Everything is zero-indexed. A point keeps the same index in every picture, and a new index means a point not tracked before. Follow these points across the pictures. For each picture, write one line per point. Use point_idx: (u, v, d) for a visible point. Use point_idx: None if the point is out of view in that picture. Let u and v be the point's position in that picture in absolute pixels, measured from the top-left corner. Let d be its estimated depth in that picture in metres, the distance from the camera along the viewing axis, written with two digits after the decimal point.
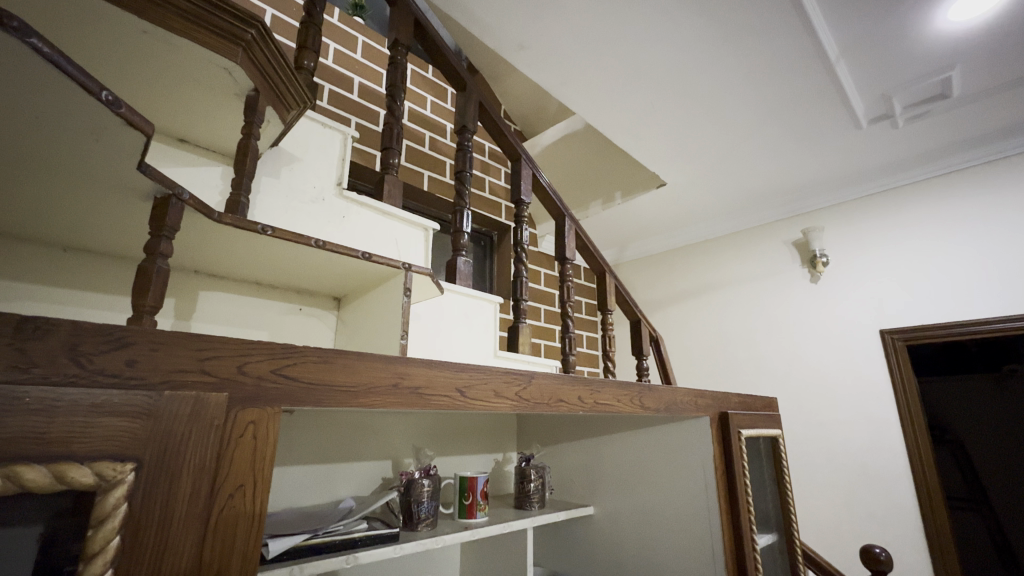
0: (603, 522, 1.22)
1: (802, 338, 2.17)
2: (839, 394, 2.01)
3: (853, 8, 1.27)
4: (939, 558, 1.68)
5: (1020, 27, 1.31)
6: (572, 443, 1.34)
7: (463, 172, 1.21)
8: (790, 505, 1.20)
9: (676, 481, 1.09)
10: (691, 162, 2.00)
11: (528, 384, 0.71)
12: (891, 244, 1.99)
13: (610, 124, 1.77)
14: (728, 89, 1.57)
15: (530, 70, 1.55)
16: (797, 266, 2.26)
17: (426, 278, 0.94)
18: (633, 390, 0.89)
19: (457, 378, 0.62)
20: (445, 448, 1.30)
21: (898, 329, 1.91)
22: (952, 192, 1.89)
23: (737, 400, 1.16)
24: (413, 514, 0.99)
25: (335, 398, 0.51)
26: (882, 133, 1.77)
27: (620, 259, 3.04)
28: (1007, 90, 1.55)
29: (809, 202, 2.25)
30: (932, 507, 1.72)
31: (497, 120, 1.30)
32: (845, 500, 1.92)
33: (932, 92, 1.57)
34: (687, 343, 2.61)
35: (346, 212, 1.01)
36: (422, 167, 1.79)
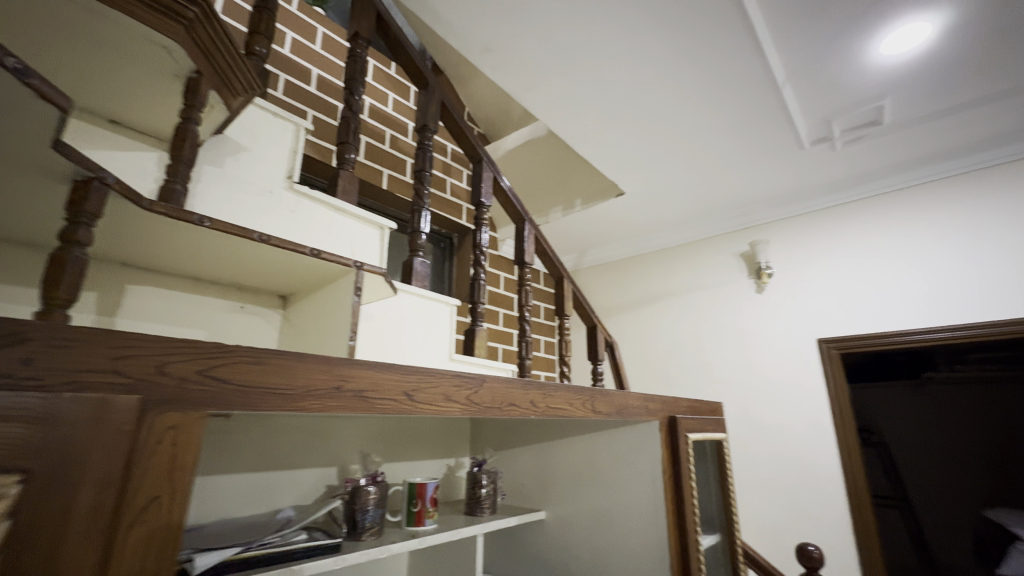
0: (554, 527, 1.22)
1: (748, 345, 2.27)
2: (781, 399, 2.12)
3: (798, 36, 1.35)
4: (866, 554, 1.79)
5: (945, 63, 1.43)
6: (526, 448, 1.34)
7: (423, 172, 1.19)
8: (733, 506, 1.25)
9: (626, 485, 1.10)
10: (649, 173, 2.06)
11: (479, 388, 0.70)
12: (830, 259, 2.13)
13: (571, 131, 1.79)
14: (684, 104, 1.62)
15: (493, 74, 1.55)
16: (744, 276, 2.36)
17: (379, 278, 0.91)
18: (586, 394, 0.89)
19: (404, 380, 0.60)
20: (395, 453, 1.27)
21: (833, 338, 2.03)
22: (882, 211, 2.04)
23: (686, 404, 1.19)
24: (357, 523, 0.95)
25: (270, 402, 0.48)
26: (822, 153, 1.89)
27: (579, 266, 3.09)
28: (931, 120, 1.69)
29: (756, 217, 2.36)
30: (861, 505, 1.84)
31: (459, 122, 1.28)
32: (783, 500, 2.02)
33: (866, 118, 1.69)
34: (641, 349, 2.68)
35: (296, 206, 0.96)
36: (382, 165, 1.74)
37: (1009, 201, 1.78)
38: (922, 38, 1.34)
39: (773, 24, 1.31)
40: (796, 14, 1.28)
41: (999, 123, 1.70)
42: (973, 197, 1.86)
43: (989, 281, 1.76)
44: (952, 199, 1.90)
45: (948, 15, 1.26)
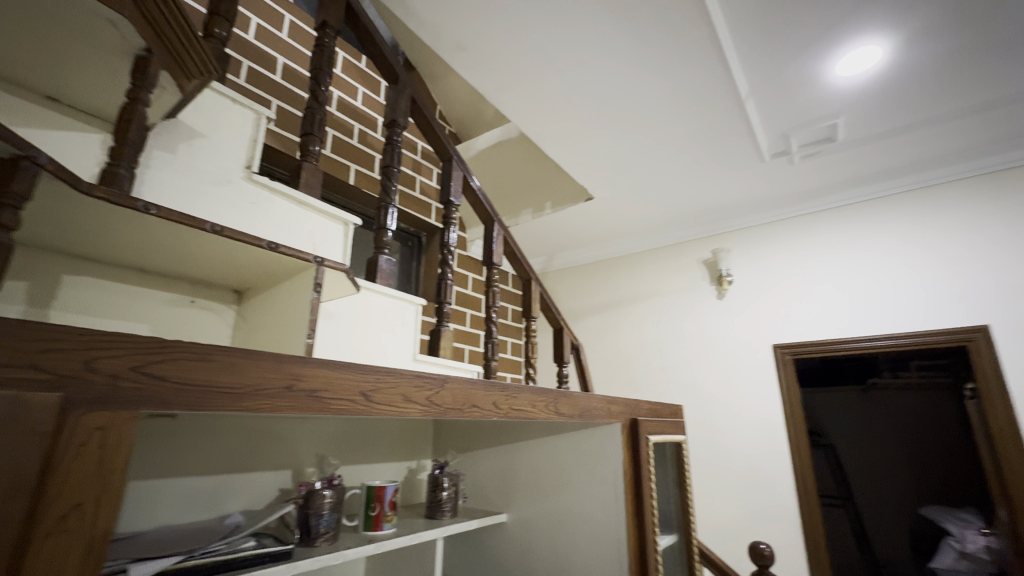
0: (515, 529, 1.22)
1: (709, 350, 2.34)
2: (738, 402, 2.19)
3: (760, 52, 1.40)
4: (813, 550, 1.87)
5: (895, 85, 1.51)
6: (488, 450, 1.33)
7: (390, 168, 1.16)
8: (690, 507, 1.27)
9: (587, 487, 1.10)
10: (617, 179, 2.09)
11: (440, 388, 0.68)
12: (786, 267, 2.22)
13: (542, 133, 1.80)
14: (652, 112, 1.66)
15: (466, 73, 1.54)
16: (706, 283, 2.44)
17: (340, 274, 0.88)
18: (549, 396, 0.89)
19: (362, 380, 0.58)
20: (354, 456, 1.23)
21: (788, 344, 2.12)
22: (835, 224, 2.14)
23: (647, 407, 1.21)
24: (310, 529, 0.91)
25: (213, 402, 0.45)
26: (781, 166, 1.97)
27: (547, 269, 3.10)
28: (881, 138, 1.78)
29: (719, 225, 2.44)
30: (809, 504, 1.92)
31: (430, 120, 1.26)
32: (737, 500, 2.09)
33: (822, 135, 1.77)
34: (606, 352, 2.71)
35: (255, 198, 0.92)
36: (349, 160, 1.70)
37: (949, 217, 1.90)
38: (873, 61, 1.41)
39: (738, 40, 1.35)
40: (759, 32, 1.33)
41: (940, 144, 1.82)
42: (917, 213, 1.97)
43: (930, 293, 1.87)
44: (899, 214, 2.01)
45: (897, 40, 1.34)
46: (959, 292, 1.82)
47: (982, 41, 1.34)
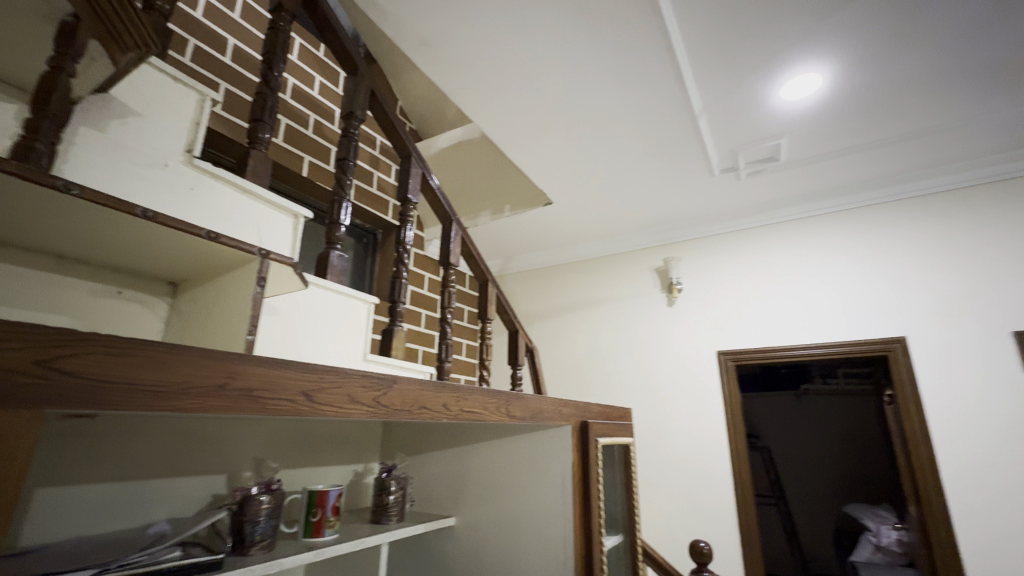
0: (462, 533, 1.20)
1: (658, 355, 2.42)
2: (683, 406, 2.28)
3: (711, 72, 1.46)
4: (748, 547, 1.97)
5: (831, 112, 1.63)
6: (438, 453, 1.31)
7: (346, 161, 1.12)
8: (635, 508, 1.31)
9: (536, 490, 1.10)
10: (576, 185, 2.13)
11: (388, 389, 0.66)
12: (732, 277, 2.33)
13: (503, 135, 1.80)
14: (610, 121, 1.70)
15: (428, 70, 1.52)
16: (657, 290, 2.52)
17: (287, 268, 0.84)
18: (501, 399, 0.89)
19: (304, 379, 0.55)
20: (296, 459, 1.18)
21: (731, 350, 2.22)
22: (776, 238, 2.28)
23: (598, 410, 1.23)
24: (244, 536, 0.86)
25: (132, 401, 0.42)
26: (729, 181, 2.07)
27: (505, 271, 3.11)
28: (818, 160, 1.91)
29: (670, 235, 2.54)
30: (746, 503, 2.02)
31: (390, 115, 1.23)
32: (680, 500, 2.17)
33: (766, 154, 1.88)
34: (560, 355, 2.75)
35: (196, 183, 0.85)
36: (303, 151, 1.64)
37: (874, 236, 2.06)
38: (813, 88, 1.52)
39: (693, 58, 1.41)
40: (712, 53, 1.39)
41: (868, 168, 1.97)
42: (847, 230, 2.12)
43: (857, 306, 2.02)
44: (832, 231, 2.16)
45: (834, 69, 1.44)
46: (881, 306, 1.97)
47: (907, 78, 1.46)
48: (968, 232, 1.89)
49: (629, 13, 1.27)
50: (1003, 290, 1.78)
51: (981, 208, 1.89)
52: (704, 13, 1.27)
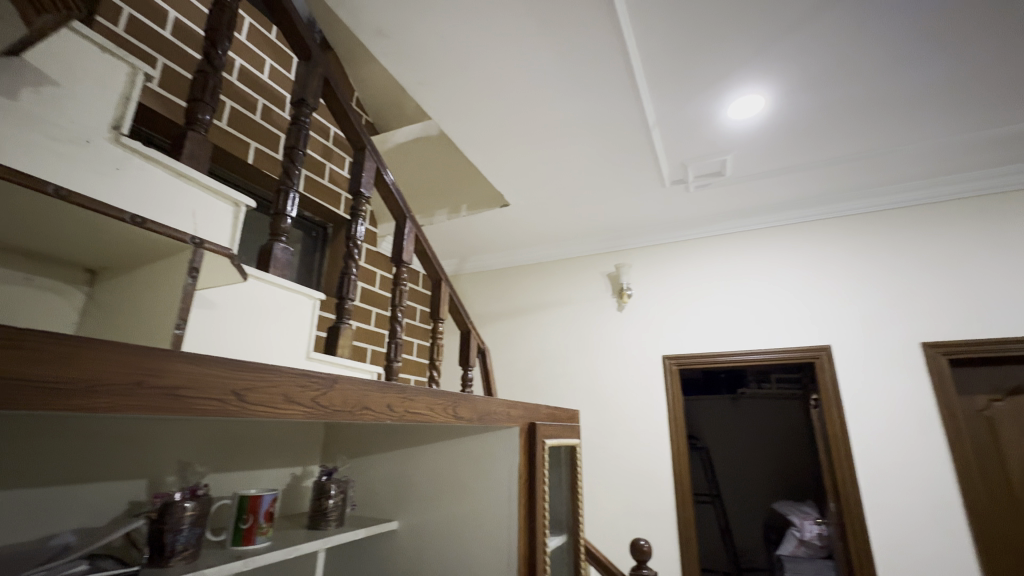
0: (406, 537, 1.18)
1: (607, 358, 2.48)
2: (630, 408, 2.34)
3: (665, 85, 1.52)
4: (685, 544, 2.04)
5: (772, 132, 1.73)
6: (383, 455, 1.28)
7: (295, 150, 1.07)
8: (579, 507, 1.33)
9: (481, 492, 1.09)
10: (533, 188, 2.14)
11: (329, 389, 0.63)
12: (679, 285, 2.42)
13: (461, 134, 1.79)
14: (568, 127, 1.72)
15: (386, 62, 1.48)
16: (608, 295, 2.58)
17: (224, 260, 0.78)
18: (448, 400, 0.87)
19: (235, 378, 0.52)
20: (228, 463, 1.11)
21: (675, 355, 2.31)
22: (720, 249, 2.39)
23: (546, 412, 1.23)
24: (164, 547, 0.80)
25: (35, 400, 0.38)
26: (679, 193, 2.16)
27: (460, 271, 3.09)
28: (759, 177, 2.03)
29: (622, 242, 2.61)
30: (684, 502, 2.10)
31: (344, 106, 1.18)
32: (623, 500, 2.22)
33: (713, 169, 1.97)
34: (512, 357, 2.75)
35: (123, 163, 0.78)
36: (249, 137, 1.55)
37: (807, 251, 2.21)
38: (756, 109, 1.61)
39: (648, 72, 1.46)
40: (666, 67, 1.44)
41: (803, 188, 2.12)
42: (784, 244, 2.27)
43: (790, 315, 2.16)
44: (770, 245, 2.29)
45: (776, 92, 1.53)
46: (811, 316, 2.12)
47: (840, 104, 1.58)
48: (886, 251, 2.06)
49: (590, 23, 1.30)
50: (914, 305, 1.96)
51: (899, 229, 2.07)
52: (660, 28, 1.31)
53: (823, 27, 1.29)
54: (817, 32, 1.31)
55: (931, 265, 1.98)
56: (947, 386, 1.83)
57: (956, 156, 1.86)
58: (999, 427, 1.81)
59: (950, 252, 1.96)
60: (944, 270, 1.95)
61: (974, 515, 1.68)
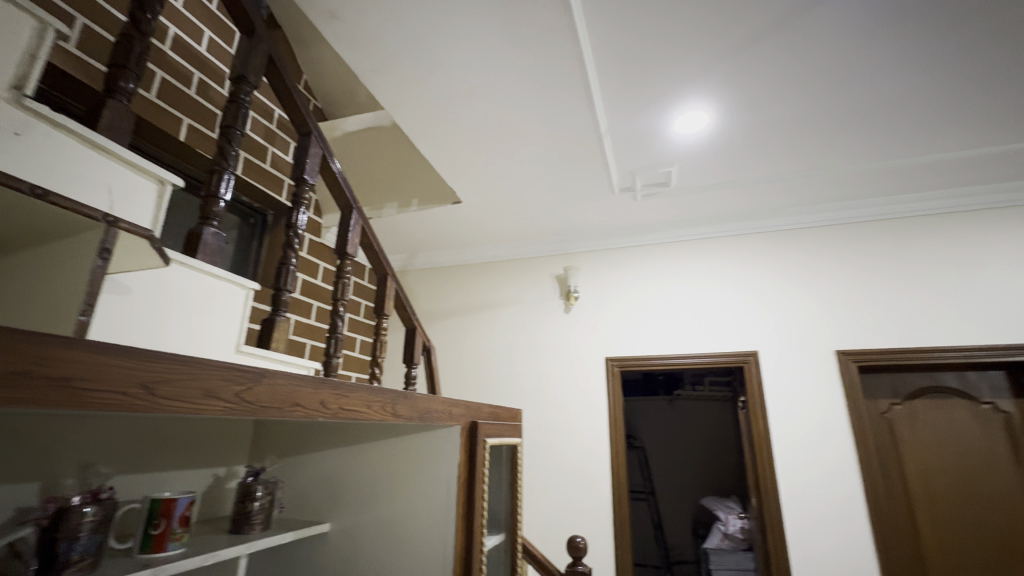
0: (337, 540, 1.14)
1: (552, 358, 2.52)
2: (572, 408, 2.39)
3: (617, 95, 1.56)
4: (619, 540, 2.11)
5: (714, 148, 1.82)
6: (316, 455, 1.23)
7: (231, 129, 1.00)
8: (518, 506, 1.33)
9: (419, 492, 1.07)
10: (486, 186, 2.14)
11: (255, 384, 0.60)
12: (623, 289, 2.50)
13: (414, 126, 1.75)
14: (522, 127, 1.73)
15: (337, 46, 1.42)
16: (555, 296, 2.62)
17: (142, 241, 0.72)
18: (387, 397, 0.85)
19: (148, 370, 0.48)
20: (139, 464, 1.03)
21: (617, 357, 2.39)
22: (663, 256, 2.50)
23: (489, 410, 1.22)
24: (55, 557, 0.72)
25: None
26: (626, 201, 2.24)
27: (407, 267, 3.03)
28: (701, 190, 2.14)
29: (570, 246, 2.67)
30: (620, 499, 2.17)
31: (289, 87, 1.12)
32: (563, 498, 2.26)
33: (659, 179, 2.05)
34: (457, 355, 2.73)
35: (24, 128, 0.69)
36: (181, 112, 1.44)
37: (740, 261, 2.35)
38: (700, 124, 1.69)
39: (601, 77, 1.48)
40: (617, 76, 1.48)
41: (738, 202, 2.25)
42: (720, 254, 2.40)
43: (723, 321, 2.28)
44: (708, 254, 2.42)
45: (718, 109, 1.62)
46: (741, 323, 2.25)
47: (773, 124, 1.69)
48: (809, 265, 2.24)
49: (547, 25, 1.31)
50: (831, 315, 2.14)
51: (820, 245, 2.25)
52: (615, 38, 1.35)
53: (762, 51, 1.38)
54: (757, 56, 1.40)
55: (846, 280, 2.16)
56: (855, 390, 2.00)
57: (869, 181, 2.05)
58: (897, 427, 2.01)
59: (862, 269, 2.16)
60: (857, 285, 2.14)
61: (874, 508, 1.86)
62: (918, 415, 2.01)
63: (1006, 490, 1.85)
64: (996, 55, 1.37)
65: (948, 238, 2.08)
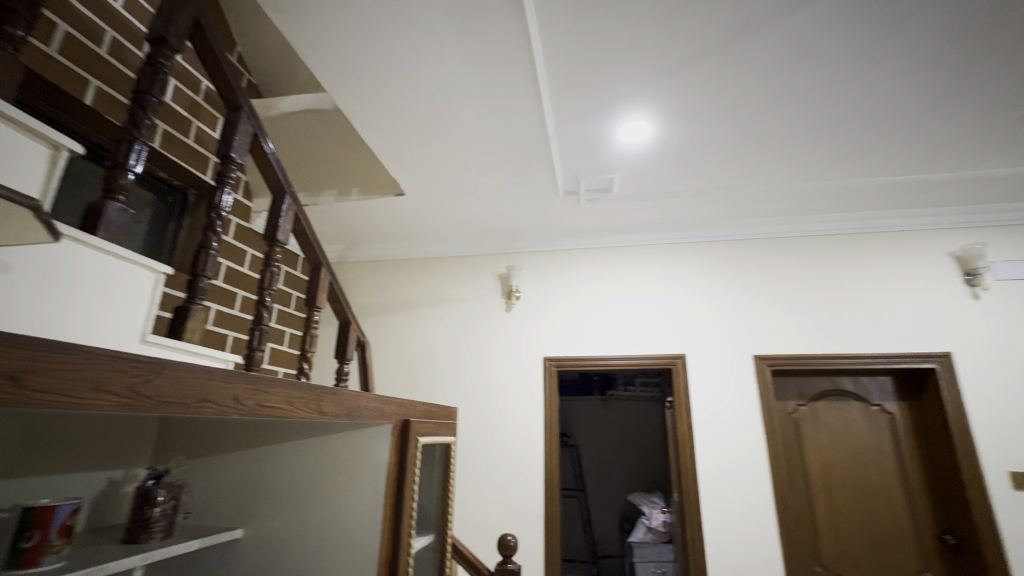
0: (251, 547, 1.07)
1: (491, 357, 2.51)
2: (509, 407, 2.40)
3: (565, 99, 1.57)
4: (550, 536, 2.14)
5: (653, 158, 1.90)
6: (230, 456, 1.14)
7: (146, 96, 0.90)
8: (449, 506, 1.30)
9: (343, 495, 1.02)
10: (430, 180, 2.09)
11: (156, 377, 0.54)
12: (564, 291, 2.55)
13: (356, 112, 1.67)
14: (470, 122, 1.71)
15: (276, 18, 1.32)
16: (497, 295, 2.62)
17: (25, 213, 0.62)
18: (311, 393, 0.80)
19: (20, 359, 0.42)
20: (16, 468, 0.91)
21: (555, 357, 2.43)
22: (602, 260, 2.57)
23: (422, 409, 1.19)
24: None
25: None
26: (571, 204, 2.28)
27: (344, 259, 2.91)
28: (639, 199, 2.23)
29: (513, 245, 2.68)
30: (552, 497, 2.20)
31: (218, 57, 1.03)
32: (496, 496, 2.26)
33: (601, 185, 2.11)
34: (393, 352, 2.65)
35: None
36: (87, 71, 1.28)
37: (673, 268, 2.47)
38: (642, 134, 1.75)
39: (550, 79, 1.49)
40: (567, 80, 1.50)
41: (673, 212, 2.37)
42: (655, 261, 2.51)
43: (655, 325, 2.39)
44: (643, 260, 2.52)
45: (658, 121, 1.68)
46: (672, 328, 2.37)
47: (707, 139, 1.78)
48: (734, 276, 2.40)
49: (499, 22, 1.30)
50: (750, 322, 2.30)
51: (744, 257, 2.42)
52: (565, 42, 1.36)
53: (701, 69, 1.45)
54: (698, 74, 1.47)
55: (765, 291, 2.34)
56: (768, 392, 2.17)
57: (788, 201, 2.23)
58: (802, 426, 2.20)
59: (779, 281, 2.34)
60: (774, 296, 2.32)
61: (780, 502, 2.02)
62: (820, 416, 2.21)
63: (888, 482, 2.08)
64: (896, 94, 1.54)
65: (852, 257, 2.31)
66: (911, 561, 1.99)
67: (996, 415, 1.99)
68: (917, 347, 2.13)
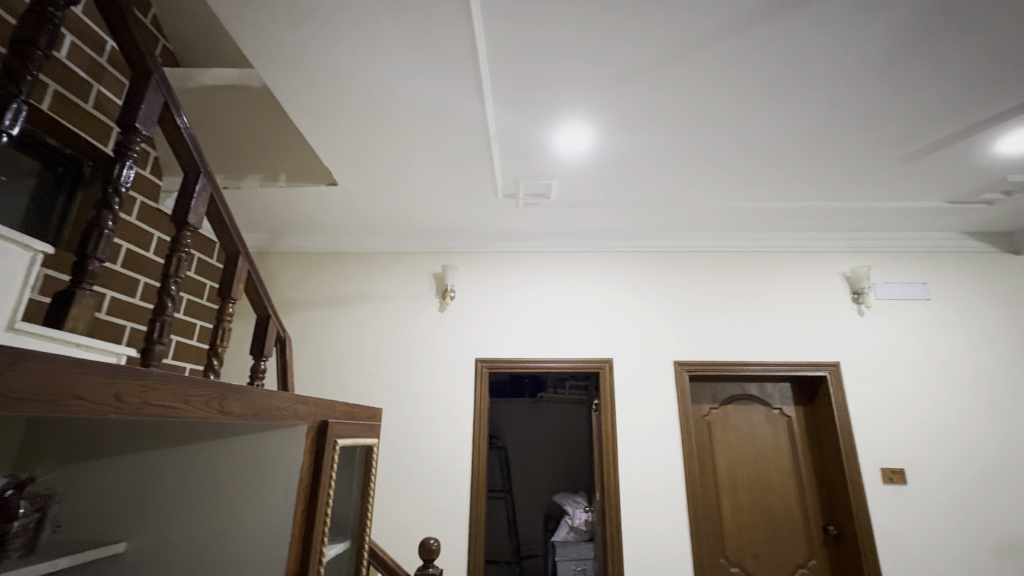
0: (136, 562, 0.96)
1: (421, 357, 2.45)
2: (437, 409, 2.36)
3: (507, 100, 1.57)
4: (474, 539, 2.13)
5: (589, 167, 1.96)
6: (113, 462, 1.02)
7: (29, 47, 0.78)
8: (368, 510, 1.25)
9: (248, 502, 0.94)
10: (366, 171, 2.01)
11: (11, 368, 0.46)
12: (500, 293, 2.55)
13: (286, 93, 1.57)
14: (410, 115, 1.66)
15: None
16: (431, 295, 2.57)
17: None
18: (213, 391, 0.72)
19: None
20: None
21: (488, 358, 2.42)
22: (538, 264, 2.61)
23: (343, 409, 1.13)
24: None
25: None
26: (509, 207, 2.30)
27: (267, 249, 2.72)
28: (575, 206, 2.29)
29: (450, 244, 2.65)
30: (478, 499, 2.19)
31: (123, 15, 0.91)
32: (420, 500, 2.21)
33: (539, 190, 2.15)
34: (317, 349, 2.51)
35: None
36: None
37: (605, 275, 2.56)
38: (579, 143, 1.80)
39: (494, 78, 1.48)
40: (510, 82, 1.50)
41: (607, 222, 2.46)
42: (588, 267, 2.59)
43: (586, 330, 2.46)
44: (578, 265, 2.59)
45: (596, 132, 1.74)
46: (602, 333, 2.45)
47: (641, 153, 1.86)
48: (659, 285, 2.53)
49: (443, 16, 1.27)
50: (672, 330, 2.44)
51: (668, 269, 2.56)
52: (510, 44, 1.36)
53: (637, 86, 1.52)
54: (633, 90, 1.53)
55: (686, 300, 2.49)
56: (686, 396, 2.31)
57: (709, 217, 2.39)
58: (713, 428, 2.37)
59: (698, 291, 2.50)
60: (694, 305, 2.48)
61: (692, 500, 2.14)
62: (730, 419, 2.39)
63: (784, 479, 2.29)
64: (804, 127, 1.70)
65: (761, 273, 2.52)
66: (801, 551, 2.20)
67: (873, 418, 2.25)
68: (813, 357, 2.36)
